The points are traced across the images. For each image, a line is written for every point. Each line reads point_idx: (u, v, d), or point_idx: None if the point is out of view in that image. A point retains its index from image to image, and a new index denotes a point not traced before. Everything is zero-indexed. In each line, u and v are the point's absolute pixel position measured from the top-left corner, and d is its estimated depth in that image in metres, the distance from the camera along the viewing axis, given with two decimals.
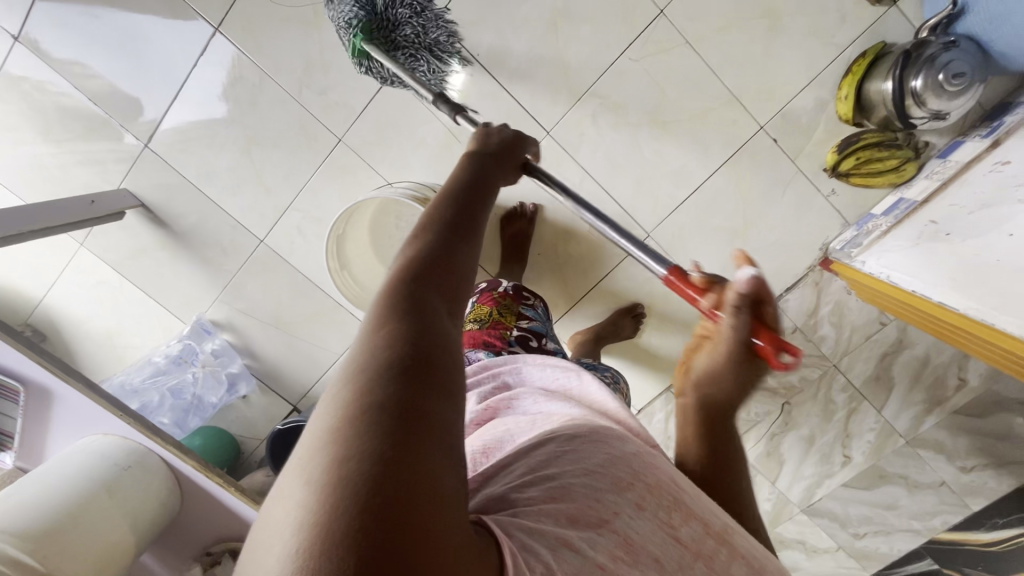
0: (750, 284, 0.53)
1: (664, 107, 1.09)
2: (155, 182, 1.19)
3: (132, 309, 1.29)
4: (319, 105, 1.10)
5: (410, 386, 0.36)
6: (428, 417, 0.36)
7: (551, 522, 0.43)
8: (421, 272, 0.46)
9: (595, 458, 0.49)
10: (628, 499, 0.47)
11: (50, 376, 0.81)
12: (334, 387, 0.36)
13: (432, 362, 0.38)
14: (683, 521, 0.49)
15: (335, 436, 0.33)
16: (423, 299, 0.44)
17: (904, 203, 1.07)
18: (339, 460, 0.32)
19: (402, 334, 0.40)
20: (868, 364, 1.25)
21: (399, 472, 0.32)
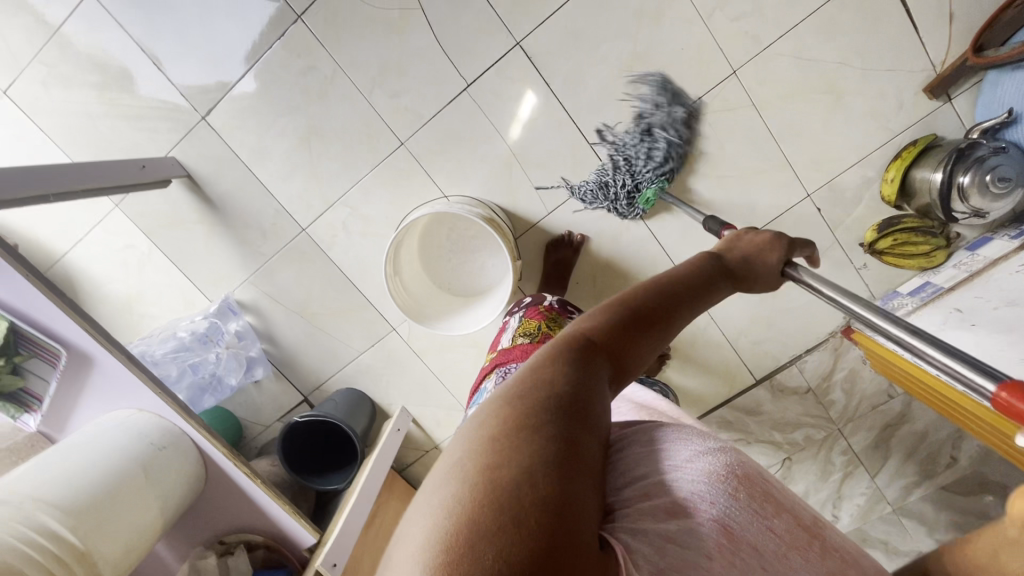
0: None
1: (719, 161, 1.13)
2: (204, 154, 1.17)
3: (157, 276, 1.26)
4: (388, 107, 1.11)
5: (568, 421, 0.40)
6: (573, 454, 0.38)
7: (649, 519, 0.41)
8: (603, 330, 0.50)
9: (681, 448, 0.44)
10: (723, 490, 0.41)
11: (95, 343, 0.80)
12: (500, 404, 0.41)
13: (589, 410, 0.42)
14: (776, 512, 0.42)
15: (498, 446, 0.37)
16: (595, 356, 0.48)
17: (930, 287, 1.13)
18: (492, 464, 0.36)
19: (561, 379, 0.43)
20: (869, 432, 1.30)
21: (547, 494, 0.35)
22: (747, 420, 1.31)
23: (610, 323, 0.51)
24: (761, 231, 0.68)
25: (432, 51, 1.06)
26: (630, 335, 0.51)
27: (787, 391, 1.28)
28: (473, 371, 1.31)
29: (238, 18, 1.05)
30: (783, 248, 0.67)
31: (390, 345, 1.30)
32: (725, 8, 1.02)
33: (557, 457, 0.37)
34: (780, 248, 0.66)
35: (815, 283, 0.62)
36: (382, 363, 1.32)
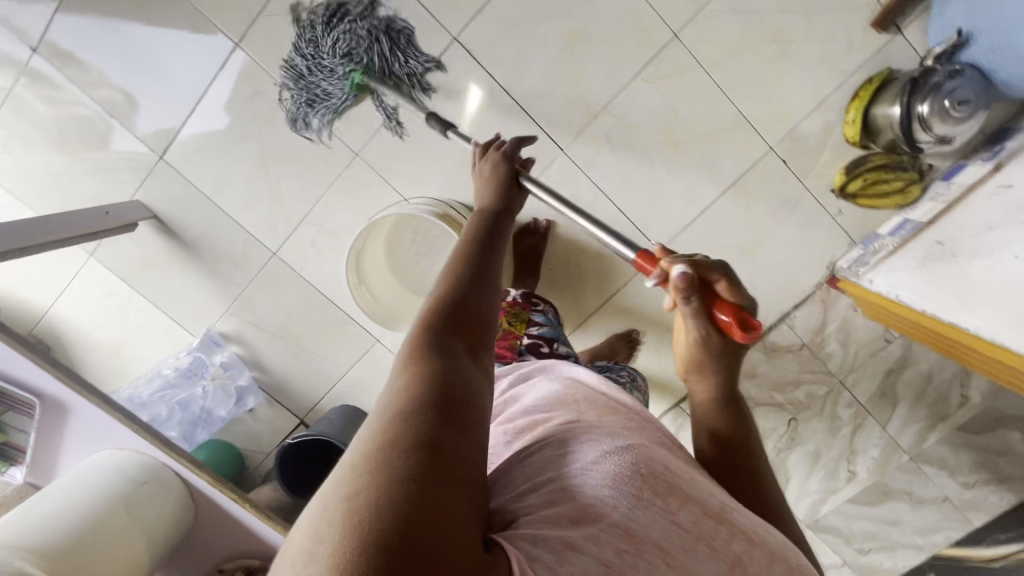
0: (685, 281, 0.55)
1: (675, 127, 1.11)
2: (167, 193, 1.18)
3: (140, 320, 1.28)
4: (337, 120, 1.11)
5: (430, 423, 0.39)
6: (444, 454, 0.37)
7: (553, 526, 0.42)
8: (447, 313, 0.50)
9: (588, 454, 0.48)
10: (625, 490, 0.45)
11: (67, 389, 0.80)
12: (369, 424, 0.39)
13: (455, 403, 0.41)
14: (681, 506, 0.46)
15: (359, 475, 0.35)
16: (448, 342, 0.47)
17: (909, 223, 1.09)
18: (359, 490, 0.34)
19: (425, 377, 0.42)
20: (872, 381, 1.27)
21: (417, 504, 0.34)
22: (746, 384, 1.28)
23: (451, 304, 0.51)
24: (496, 151, 0.76)
25: None
26: (473, 306, 0.52)
27: (780, 349, 1.25)
28: None
29: (178, 56, 1.07)
30: (508, 161, 0.75)
31: (377, 357, 1.30)
32: None
33: (421, 466, 0.36)
34: (507, 161, 0.75)
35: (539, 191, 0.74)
36: (371, 376, 1.32)
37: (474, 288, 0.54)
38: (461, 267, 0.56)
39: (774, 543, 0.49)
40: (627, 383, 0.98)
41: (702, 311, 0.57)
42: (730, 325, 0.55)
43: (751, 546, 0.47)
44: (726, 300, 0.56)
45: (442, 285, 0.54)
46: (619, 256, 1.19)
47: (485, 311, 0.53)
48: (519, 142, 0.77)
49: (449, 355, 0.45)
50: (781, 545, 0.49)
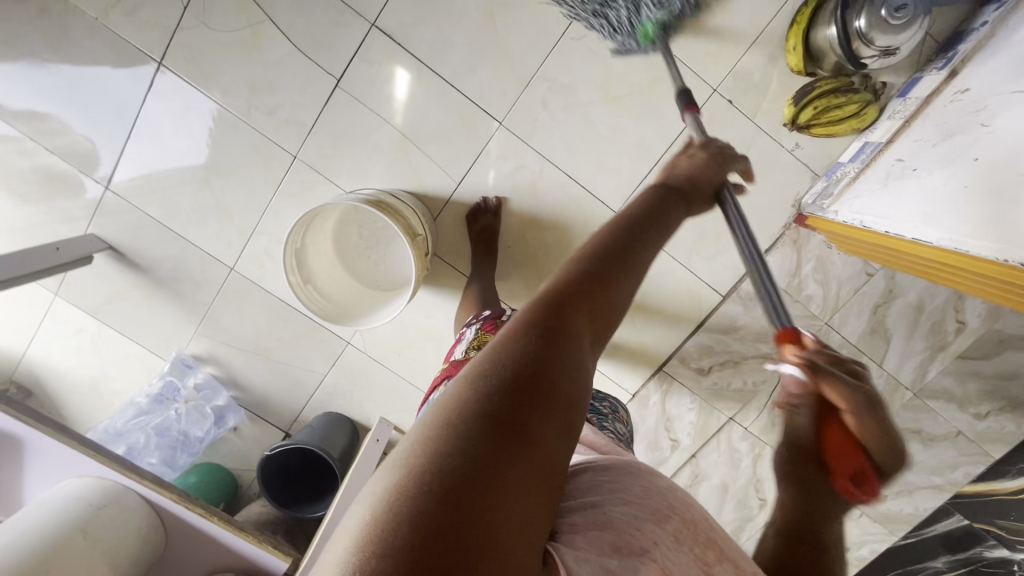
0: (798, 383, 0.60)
1: (611, 83, 1.08)
2: (119, 224, 1.19)
3: (114, 354, 1.28)
4: (271, 125, 1.10)
5: (520, 401, 0.37)
6: (528, 443, 0.35)
7: (594, 551, 0.40)
8: (580, 284, 0.46)
9: (635, 487, 0.46)
10: (666, 530, 0.43)
11: (15, 421, 0.80)
12: (463, 382, 0.38)
13: (554, 387, 0.39)
14: (717, 560, 0.44)
15: (439, 435, 0.34)
16: (568, 323, 0.44)
17: (869, 146, 1.04)
18: (433, 452, 0.33)
19: (528, 354, 0.40)
20: (860, 318, 1.21)
21: (488, 487, 0.32)
22: (727, 338, 1.22)
23: (591, 275, 0.48)
24: (707, 145, 0.71)
25: (294, 59, 1.06)
26: (603, 295, 0.47)
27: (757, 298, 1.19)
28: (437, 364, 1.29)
29: (109, 84, 1.08)
30: (719, 167, 0.70)
31: (350, 360, 1.29)
32: None
33: (496, 443, 0.34)
34: (716, 163, 0.69)
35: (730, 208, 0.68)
36: (347, 380, 1.31)
37: (610, 271, 0.49)
38: (598, 245, 0.51)
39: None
40: (608, 414, 0.95)
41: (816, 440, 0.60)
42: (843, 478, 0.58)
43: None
44: (844, 430, 0.58)
45: (579, 262, 0.49)
46: (577, 223, 1.16)
47: (613, 301, 0.48)
48: (728, 149, 0.72)
49: (563, 337, 0.42)
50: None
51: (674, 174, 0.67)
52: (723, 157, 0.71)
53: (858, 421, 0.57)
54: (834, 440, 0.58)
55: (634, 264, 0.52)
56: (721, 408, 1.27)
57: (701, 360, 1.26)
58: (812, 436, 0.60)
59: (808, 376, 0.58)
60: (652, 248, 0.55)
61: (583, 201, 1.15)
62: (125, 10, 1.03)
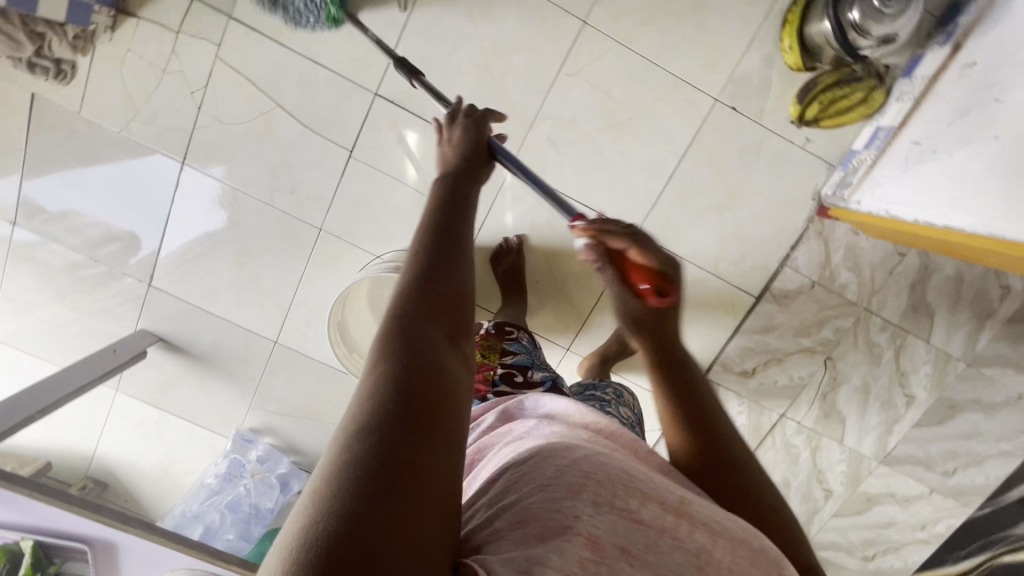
0: (593, 248, 0.66)
1: (613, 109, 1.09)
2: (165, 317, 1.24)
3: (176, 436, 1.34)
4: (293, 203, 1.15)
5: (392, 434, 0.35)
6: (406, 470, 0.33)
7: (520, 548, 0.38)
8: (418, 297, 0.44)
9: (550, 468, 0.43)
10: (584, 497, 0.41)
11: (107, 529, 0.85)
12: (332, 440, 0.35)
13: (430, 407, 0.37)
14: (642, 504, 0.42)
15: (313, 500, 0.32)
16: (421, 333, 0.41)
17: (882, 131, 1.03)
18: (313, 520, 0.31)
19: (385, 381, 0.37)
20: (899, 299, 1.19)
21: (369, 536, 0.30)
22: (767, 336, 1.22)
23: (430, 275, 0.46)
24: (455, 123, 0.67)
25: (306, 137, 1.10)
26: (446, 291, 0.45)
27: (791, 294, 1.19)
28: None
29: (139, 189, 1.14)
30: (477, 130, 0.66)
31: None
32: None
33: (375, 486, 0.32)
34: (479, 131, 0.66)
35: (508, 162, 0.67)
36: None
37: (446, 266, 0.47)
38: (427, 243, 0.49)
39: (739, 533, 0.44)
40: (613, 399, 1.01)
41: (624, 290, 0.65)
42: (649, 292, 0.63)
43: (712, 536, 0.42)
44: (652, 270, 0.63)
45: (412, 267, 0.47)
46: None
47: (463, 293, 0.46)
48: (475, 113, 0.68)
49: (419, 351, 0.40)
50: (745, 531, 0.45)
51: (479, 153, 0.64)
52: (477, 124, 0.67)
53: (640, 249, 0.63)
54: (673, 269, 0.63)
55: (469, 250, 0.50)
56: (772, 405, 1.29)
57: (743, 362, 1.25)
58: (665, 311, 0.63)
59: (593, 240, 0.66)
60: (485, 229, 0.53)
61: None
62: (145, 119, 1.09)
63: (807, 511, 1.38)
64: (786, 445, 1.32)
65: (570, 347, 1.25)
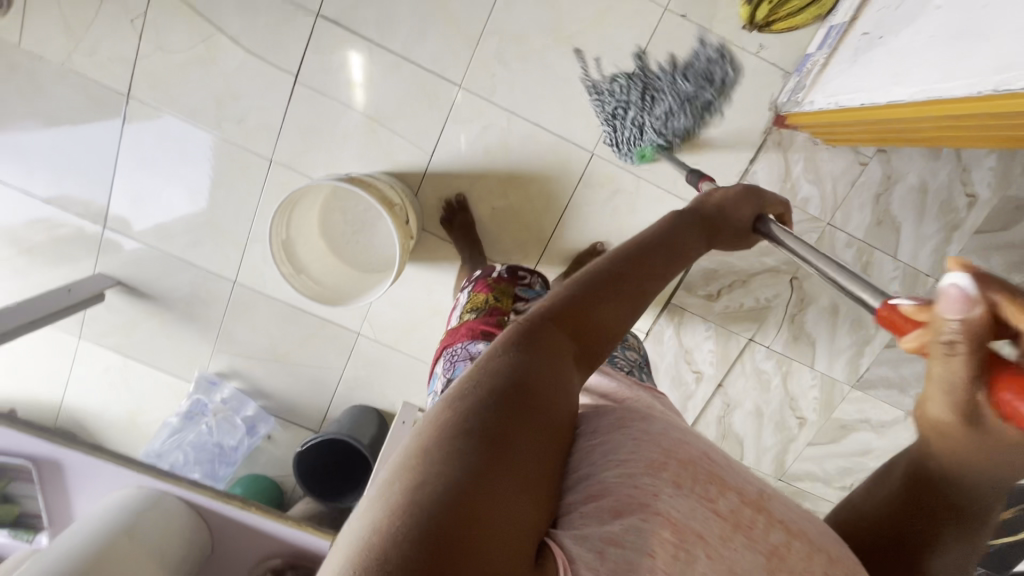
0: (965, 305, 0.33)
1: (561, 22, 1.07)
2: (123, 259, 1.24)
3: (142, 384, 1.33)
4: (242, 134, 1.13)
5: (511, 415, 0.36)
6: (511, 452, 0.35)
7: (594, 523, 0.38)
8: (569, 307, 0.46)
9: (628, 442, 0.44)
10: (664, 477, 0.41)
11: (49, 446, 0.84)
12: (448, 402, 0.37)
13: (546, 408, 0.39)
14: (721, 493, 0.43)
15: (424, 446, 0.34)
16: (552, 343, 0.43)
17: (834, 30, 1.01)
18: (423, 467, 0.32)
19: (512, 369, 0.39)
20: (863, 212, 1.17)
21: (478, 502, 0.31)
22: (729, 256, 1.21)
23: (588, 291, 0.48)
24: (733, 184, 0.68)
25: (250, 63, 1.08)
26: (591, 317, 0.47)
27: None
28: None
29: (84, 125, 1.13)
30: (754, 201, 0.68)
31: (364, 350, 1.31)
32: None
33: (490, 455, 0.33)
34: (752, 199, 0.67)
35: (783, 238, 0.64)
36: (366, 371, 1.33)
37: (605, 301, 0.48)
38: (595, 270, 0.50)
39: (827, 541, 0.44)
40: (620, 342, 0.96)
41: (982, 380, 0.34)
42: None
43: (790, 537, 0.42)
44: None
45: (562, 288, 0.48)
46: (555, 170, 1.16)
47: (607, 329, 0.48)
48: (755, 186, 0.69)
49: (549, 357, 0.42)
50: (825, 535, 0.45)
51: (698, 203, 0.66)
52: (753, 192, 0.69)
53: None
54: (989, 383, 0.33)
55: (638, 283, 0.51)
56: (739, 330, 1.27)
57: (707, 285, 1.24)
58: (948, 438, 0.39)
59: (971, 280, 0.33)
60: (660, 284, 0.53)
61: (559, 148, 1.15)
62: (87, 51, 1.07)
63: (782, 440, 1.36)
64: (756, 372, 1.30)
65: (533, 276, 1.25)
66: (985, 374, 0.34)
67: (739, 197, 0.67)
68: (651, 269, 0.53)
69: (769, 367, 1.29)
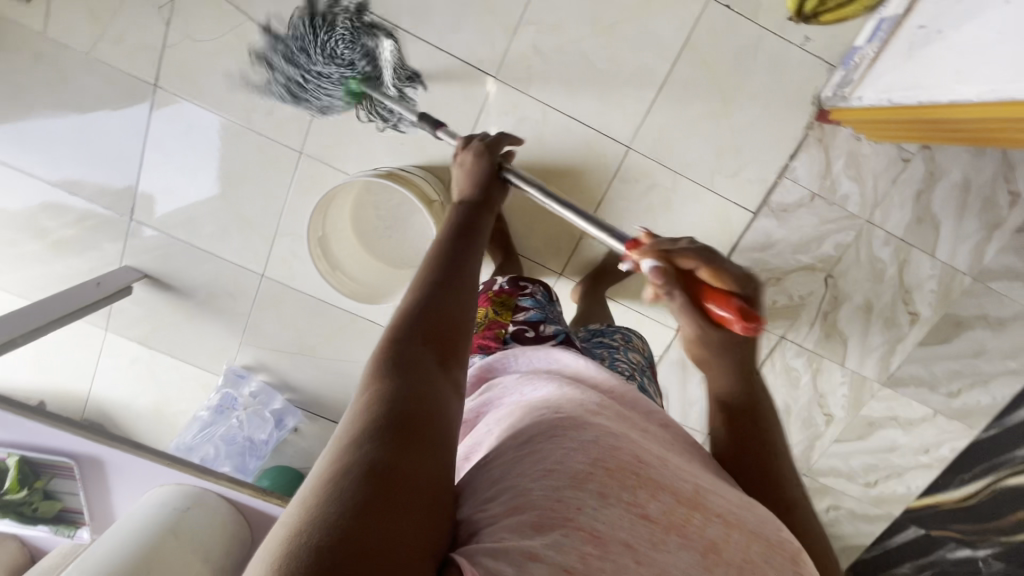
0: (658, 274, 0.58)
1: (601, 11, 1.04)
2: (150, 252, 1.23)
3: (168, 376, 1.33)
4: (271, 125, 1.11)
5: (382, 441, 0.36)
6: (394, 481, 0.34)
7: (513, 536, 0.36)
8: (413, 324, 0.47)
9: (555, 451, 0.42)
10: (590, 489, 0.39)
11: (90, 444, 0.84)
12: (330, 450, 0.37)
13: (421, 420, 0.39)
14: (650, 497, 0.40)
15: (309, 502, 0.33)
16: (416, 355, 0.44)
17: (886, 22, 0.97)
18: (304, 525, 0.31)
19: (382, 398, 0.40)
20: (904, 209, 1.15)
21: (358, 543, 0.30)
22: (765, 253, 1.19)
23: (427, 305, 0.49)
24: (469, 149, 0.75)
25: None
26: (443, 316, 0.49)
27: (790, 208, 1.15)
28: None
29: (109, 116, 1.10)
30: (490, 161, 0.74)
31: None
32: None
33: (369, 492, 0.33)
34: (485, 159, 0.74)
35: (527, 186, 0.76)
36: None
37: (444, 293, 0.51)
38: (427, 273, 0.53)
39: (768, 531, 0.42)
40: (621, 344, 0.94)
41: (693, 309, 0.59)
42: (733, 321, 0.56)
43: (727, 528, 0.40)
44: (721, 292, 0.57)
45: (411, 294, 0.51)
46: (589, 164, 1.14)
47: (461, 317, 0.50)
48: (492, 136, 0.76)
49: (414, 372, 0.42)
50: (761, 524, 0.43)
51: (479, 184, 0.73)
52: (489, 147, 0.76)
53: (713, 272, 0.58)
54: (709, 302, 0.57)
55: (464, 282, 0.54)
56: (772, 328, 1.26)
57: None
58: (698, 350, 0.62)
59: (659, 261, 0.59)
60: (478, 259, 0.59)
61: (593, 142, 1.12)
62: (113, 39, 1.05)
63: (809, 437, 1.34)
64: (786, 369, 1.29)
65: (563, 273, 1.23)
66: (697, 301, 0.59)
67: (479, 165, 0.74)
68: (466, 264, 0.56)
69: (799, 365, 1.28)
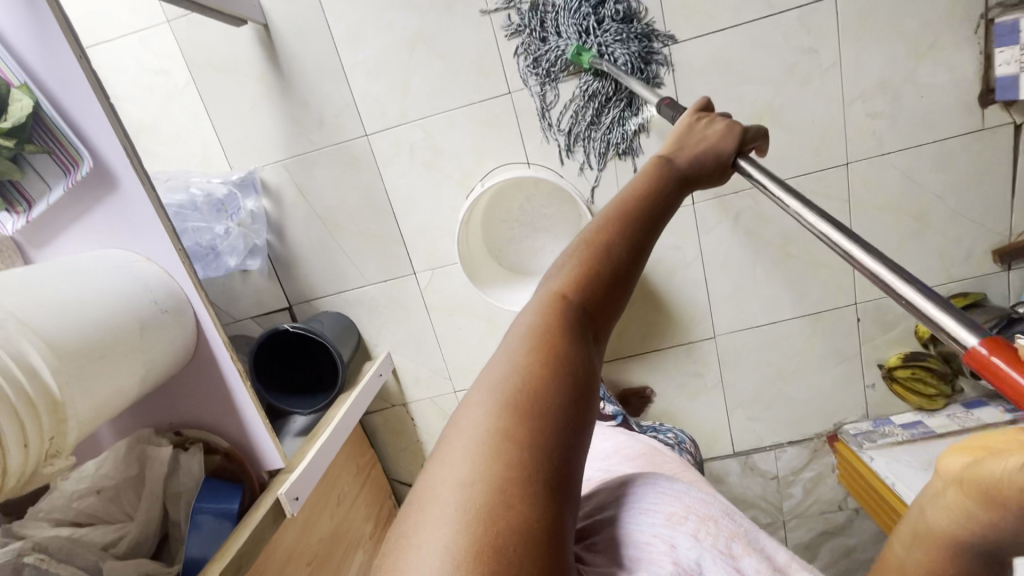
0: None
1: (795, 240, 1.13)
2: (292, 12, 1.03)
3: (180, 117, 1.10)
4: (512, 49, 1.02)
5: (564, 411, 0.36)
6: (567, 463, 0.34)
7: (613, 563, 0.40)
8: (586, 287, 0.43)
9: (649, 496, 0.44)
10: (684, 530, 0.40)
11: (125, 164, 0.67)
12: (499, 399, 0.36)
13: (588, 407, 0.37)
14: (742, 556, 0.41)
15: (490, 458, 0.33)
16: (583, 322, 0.42)
17: (922, 426, 1.17)
18: (491, 485, 0.31)
19: (551, 360, 0.38)
20: (808, 532, 1.36)
21: (542, 524, 0.31)
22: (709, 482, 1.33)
23: (602, 276, 0.45)
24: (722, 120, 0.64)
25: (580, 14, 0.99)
26: (611, 295, 0.45)
27: (756, 470, 1.31)
28: (476, 345, 1.23)
29: None
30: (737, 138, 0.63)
31: (404, 289, 1.20)
32: (866, 102, 1.03)
33: (549, 472, 0.33)
34: (732, 136, 0.63)
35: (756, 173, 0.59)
36: (384, 302, 1.21)
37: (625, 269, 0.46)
38: (620, 229, 0.47)
39: None
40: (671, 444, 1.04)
41: None
42: None
43: None
44: None
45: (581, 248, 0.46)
46: (682, 321, 1.20)
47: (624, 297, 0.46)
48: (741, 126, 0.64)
49: (580, 341, 0.40)
50: None
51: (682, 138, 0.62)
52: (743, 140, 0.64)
53: None
54: None
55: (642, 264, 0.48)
56: None
57: None
58: None
59: None
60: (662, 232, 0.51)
61: (697, 310, 1.19)
62: None
63: None
64: None
65: None
66: None
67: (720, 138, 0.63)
68: (654, 235, 0.49)
69: None
